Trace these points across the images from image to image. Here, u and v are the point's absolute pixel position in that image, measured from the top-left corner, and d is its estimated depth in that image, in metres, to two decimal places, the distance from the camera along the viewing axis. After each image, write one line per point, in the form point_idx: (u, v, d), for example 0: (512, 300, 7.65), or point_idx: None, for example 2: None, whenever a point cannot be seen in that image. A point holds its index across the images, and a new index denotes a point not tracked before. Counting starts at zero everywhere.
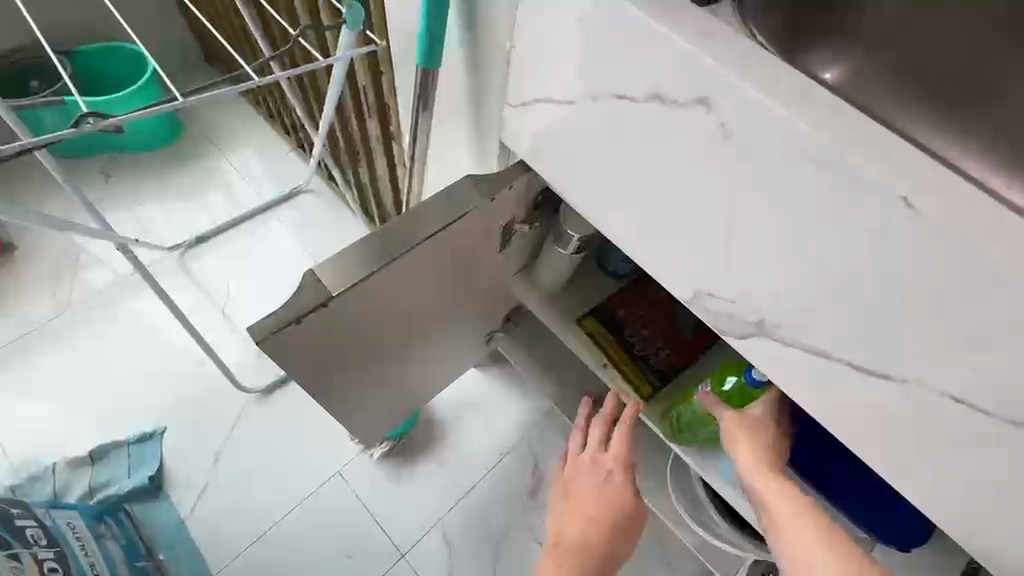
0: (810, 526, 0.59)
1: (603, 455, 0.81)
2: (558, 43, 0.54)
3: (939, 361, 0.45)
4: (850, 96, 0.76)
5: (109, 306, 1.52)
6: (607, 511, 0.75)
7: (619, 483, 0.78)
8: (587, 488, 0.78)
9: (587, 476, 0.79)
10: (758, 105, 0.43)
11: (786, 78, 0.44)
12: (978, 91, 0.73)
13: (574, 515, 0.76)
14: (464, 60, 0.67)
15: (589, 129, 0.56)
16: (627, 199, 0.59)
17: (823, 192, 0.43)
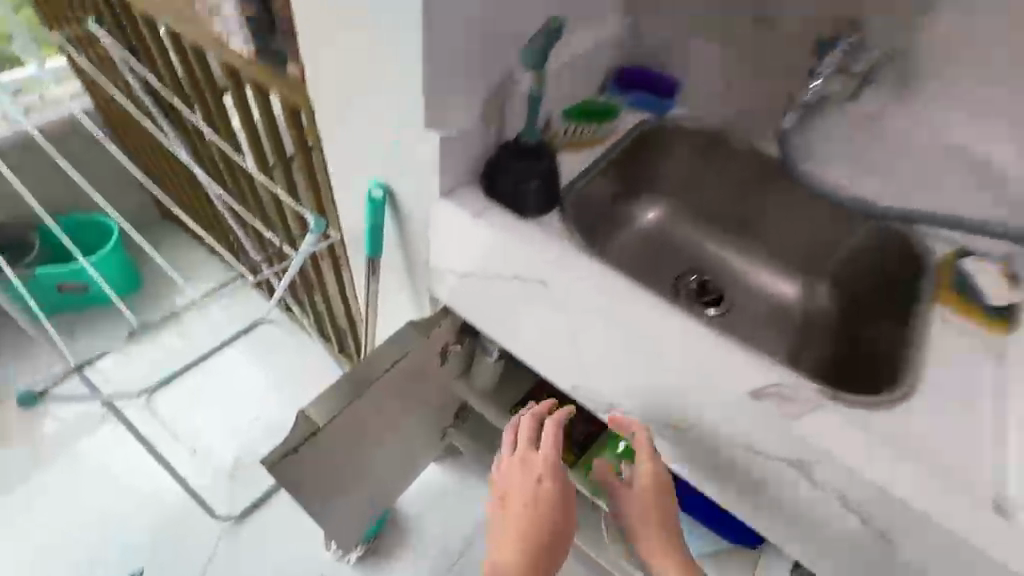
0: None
1: (535, 462, 0.86)
2: (458, 241, 0.83)
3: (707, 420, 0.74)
4: (668, 233, 1.12)
5: (82, 457, 1.62)
6: (535, 518, 0.81)
7: (546, 488, 0.83)
8: (518, 495, 0.83)
9: (521, 485, 0.84)
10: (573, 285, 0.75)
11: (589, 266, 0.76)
12: (743, 225, 1.10)
13: (507, 522, 0.81)
14: (398, 243, 0.95)
15: (486, 291, 0.85)
16: (518, 331, 0.86)
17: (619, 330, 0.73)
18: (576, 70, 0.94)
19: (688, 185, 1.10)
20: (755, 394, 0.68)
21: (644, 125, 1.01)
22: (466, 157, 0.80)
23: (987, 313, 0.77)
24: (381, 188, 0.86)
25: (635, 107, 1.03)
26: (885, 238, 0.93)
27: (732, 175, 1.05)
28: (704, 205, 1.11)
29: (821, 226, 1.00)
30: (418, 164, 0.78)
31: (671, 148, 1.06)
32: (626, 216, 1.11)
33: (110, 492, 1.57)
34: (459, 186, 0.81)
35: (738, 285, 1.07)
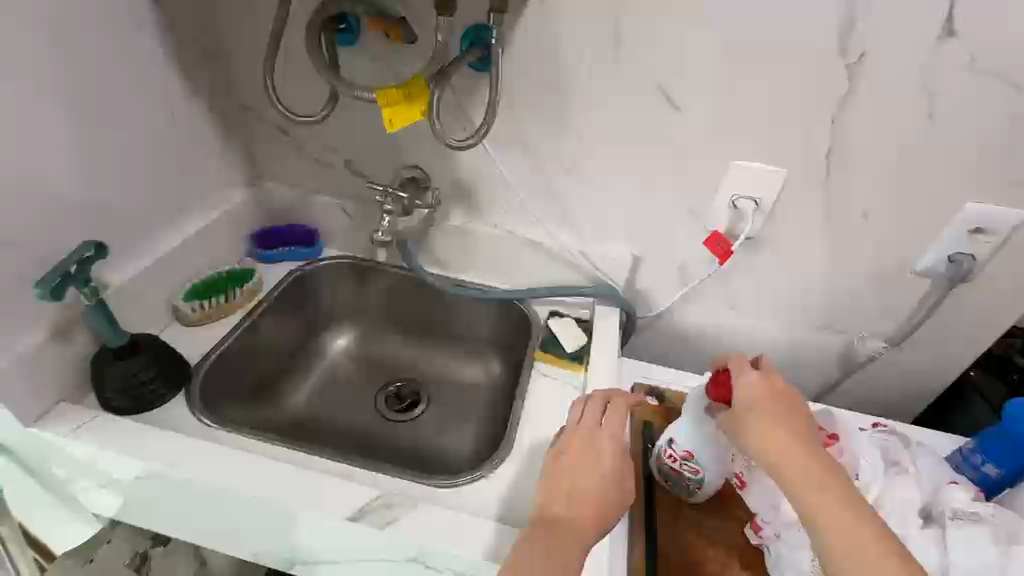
0: (813, 479, 0.64)
1: (601, 429, 0.77)
2: (72, 456, 0.80)
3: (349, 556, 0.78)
4: (355, 353, 1.22)
5: None
6: (596, 491, 0.71)
7: (607, 457, 0.74)
8: (578, 460, 0.74)
9: (584, 451, 0.75)
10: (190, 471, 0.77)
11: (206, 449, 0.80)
12: (414, 324, 1.23)
13: (560, 497, 0.71)
14: (25, 474, 0.87)
15: (123, 494, 0.82)
16: (171, 523, 0.83)
17: (246, 502, 0.76)
18: (189, 253, 1.00)
19: (364, 307, 1.22)
20: (354, 517, 0.74)
21: (293, 274, 1.13)
22: (47, 378, 0.79)
23: (563, 356, 1.00)
24: None
25: (274, 262, 1.14)
26: (508, 309, 1.14)
27: (387, 292, 1.20)
28: (381, 319, 1.23)
29: (469, 311, 1.18)
30: None
31: (331, 282, 1.19)
32: (318, 350, 1.19)
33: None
34: (56, 403, 0.81)
35: (429, 380, 1.19)
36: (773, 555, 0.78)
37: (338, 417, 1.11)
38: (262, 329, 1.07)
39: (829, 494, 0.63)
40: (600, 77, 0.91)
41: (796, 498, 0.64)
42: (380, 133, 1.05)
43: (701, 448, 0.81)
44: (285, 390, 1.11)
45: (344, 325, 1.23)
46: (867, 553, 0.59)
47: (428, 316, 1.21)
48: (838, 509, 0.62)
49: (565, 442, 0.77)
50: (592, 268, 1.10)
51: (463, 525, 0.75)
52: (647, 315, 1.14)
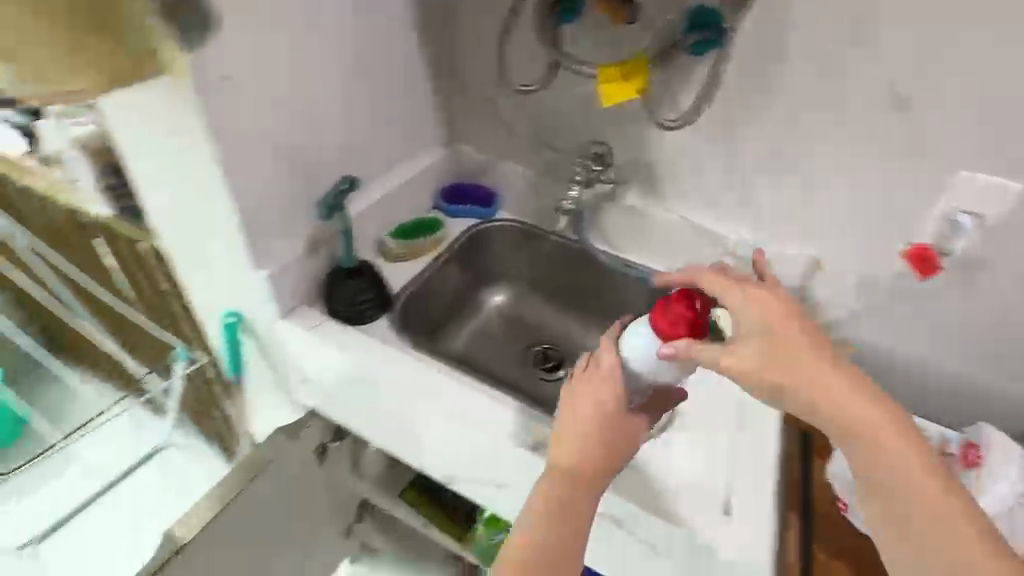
0: (871, 409, 0.58)
1: (601, 390, 0.71)
2: (302, 352, 0.97)
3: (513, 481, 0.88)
4: (510, 310, 1.32)
5: None
6: (595, 446, 0.68)
7: (609, 420, 0.70)
8: (576, 417, 0.70)
9: (586, 416, 0.70)
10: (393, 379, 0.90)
11: (408, 366, 0.93)
12: (568, 294, 1.29)
13: (563, 453, 0.69)
14: (257, 362, 1.06)
15: (332, 392, 0.98)
16: (363, 422, 0.98)
17: (436, 415, 0.89)
18: (396, 197, 1.15)
19: (523, 270, 1.31)
20: (534, 450, 0.84)
21: (470, 230, 1.24)
22: (295, 284, 0.96)
23: None
24: (234, 314, 0.99)
25: (457, 217, 1.26)
26: (664, 292, 1.16)
27: (547, 260, 1.28)
28: (537, 283, 1.31)
29: (625, 289, 1.21)
30: (255, 294, 0.94)
31: (498, 243, 1.28)
32: (478, 303, 1.31)
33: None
34: (296, 306, 0.98)
35: (575, 349, 1.26)
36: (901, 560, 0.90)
37: (491, 365, 1.24)
38: (439, 276, 1.19)
39: (880, 416, 0.58)
40: (822, 69, 0.88)
41: (833, 425, 0.59)
42: (576, 108, 1.11)
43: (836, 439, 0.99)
44: (450, 334, 1.24)
45: (503, 284, 1.33)
46: (924, 485, 0.55)
47: (583, 289, 1.26)
48: (888, 436, 0.57)
49: (563, 398, 0.72)
50: (764, 264, 1.09)
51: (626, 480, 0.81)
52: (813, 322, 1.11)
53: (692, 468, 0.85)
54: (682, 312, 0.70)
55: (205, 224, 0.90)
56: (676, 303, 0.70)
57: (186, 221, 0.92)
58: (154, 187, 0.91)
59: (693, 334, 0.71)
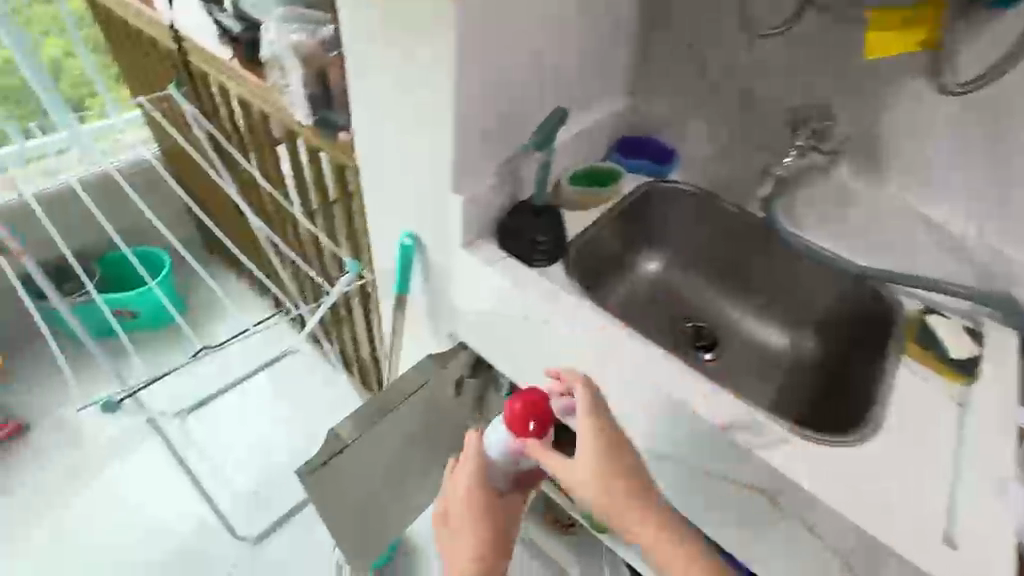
0: (649, 531, 0.70)
1: (471, 475, 0.89)
2: (476, 283, 0.95)
3: (685, 454, 0.82)
4: (663, 280, 1.22)
5: (115, 462, 1.79)
6: (479, 524, 0.88)
7: (475, 498, 0.88)
8: (460, 502, 0.89)
9: (461, 489, 0.90)
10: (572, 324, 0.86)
11: (586, 313, 0.88)
12: (734, 269, 1.18)
13: (462, 529, 0.88)
14: (422, 287, 1.07)
15: (498, 329, 0.97)
16: (523, 364, 0.96)
17: (613, 372, 0.84)
18: (580, 144, 1.10)
19: (688, 238, 1.21)
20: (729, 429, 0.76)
21: (644, 187, 1.14)
22: (484, 218, 0.93)
23: (945, 360, 0.86)
24: (411, 235, 1.00)
25: (633, 171, 1.17)
26: (861, 288, 1.01)
27: (720, 231, 1.16)
28: (699, 253, 1.21)
29: (810, 276, 1.08)
30: (444, 218, 0.92)
31: (669, 205, 1.18)
32: (631, 266, 1.21)
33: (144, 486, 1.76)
34: (478, 237, 0.94)
35: (731, 332, 1.17)
36: None
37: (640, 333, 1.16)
38: (604, 230, 1.10)
39: (664, 543, 0.70)
40: None
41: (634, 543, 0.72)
42: (806, 66, 0.99)
43: None
44: (601, 293, 1.16)
45: (662, 250, 1.22)
46: None
47: (755, 265, 1.15)
48: (677, 559, 0.70)
49: (448, 487, 0.92)
50: (1002, 275, 0.93)
51: (830, 480, 0.73)
52: None
53: (906, 488, 0.74)
54: (524, 409, 0.79)
55: (413, 142, 0.89)
56: (516, 403, 0.79)
57: (391, 136, 0.92)
58: (370, 98, 0.91)
59: (540, 436, 0.80)
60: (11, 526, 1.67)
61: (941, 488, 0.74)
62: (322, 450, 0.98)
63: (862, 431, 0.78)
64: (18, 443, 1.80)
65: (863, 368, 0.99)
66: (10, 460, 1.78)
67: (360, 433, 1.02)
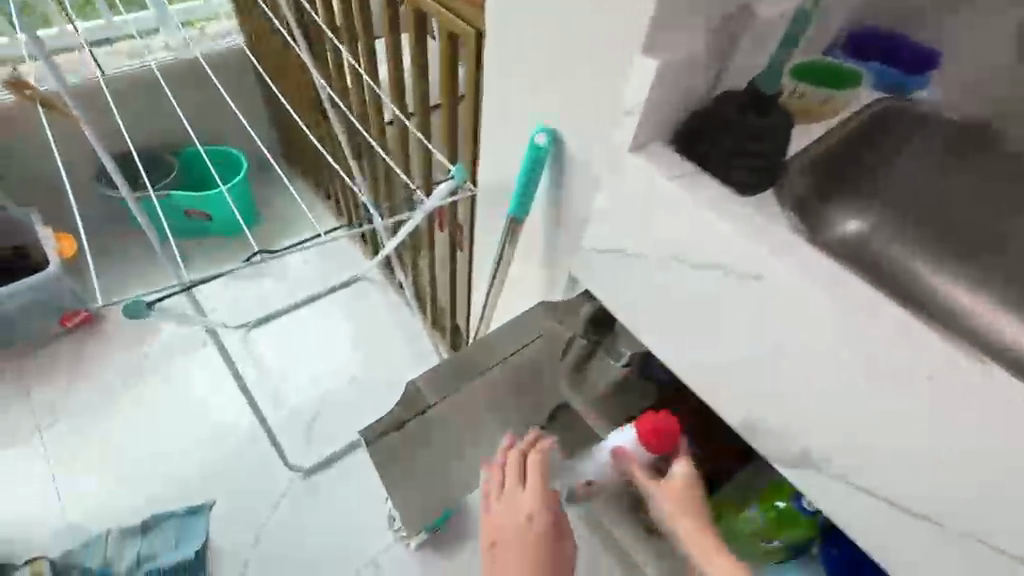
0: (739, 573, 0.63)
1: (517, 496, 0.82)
2: (640, 207, 0.64)
3: (957, 511, 0.51)
4: (862, 246, 0.83)
5: (177, 366, 1.73)
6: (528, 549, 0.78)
7: (531, 519, 0.80)
8: (505, 528, 0.81)
9: (506, 508, 0.83)
10: (797, 282, 0.54)
11: (820, 266, 0.54)
12: (986, 240, 0.79)
13: (499, 548, 0.80)
14: (546, 214, 0.81)
15: (654, 279, 0.67)
16: (683, 333, 0.67)
17: (856, 368, 0.53)
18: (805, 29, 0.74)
19: (917, 195, 0.84)
20: None
21: (886, 102, 0.78)
22: (669, 113, 0.62)
23: None
24: (547, 134, 0.71)
25: (879, 83, 0.80)
26: None
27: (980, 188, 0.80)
28: (928, 214, 0.83)
29: None
30: (610, 107, 0.62)
31: (906, 141, 0.82)
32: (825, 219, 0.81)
33: (200, 396, 1.68)
34: (653, 140, 0.62)
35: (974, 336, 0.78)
36: None
37: None
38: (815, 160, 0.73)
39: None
40: None
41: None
42: None
43: None
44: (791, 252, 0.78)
45: (871, 207, 0.85)
46: None
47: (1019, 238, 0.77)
48: None
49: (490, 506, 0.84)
50: None
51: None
52: None
53: None
54: (658, 425, 0.77)
55: None
56: (650, 415, 0.77)
57: None
58: None
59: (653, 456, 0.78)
60: (72, 415, 1.63)
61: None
62: (398, 408, 0.79)
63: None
64: (90, 332, 1.77)
65: None
66: (80, 348, 1.75)
67: (447, 392, 0.81)
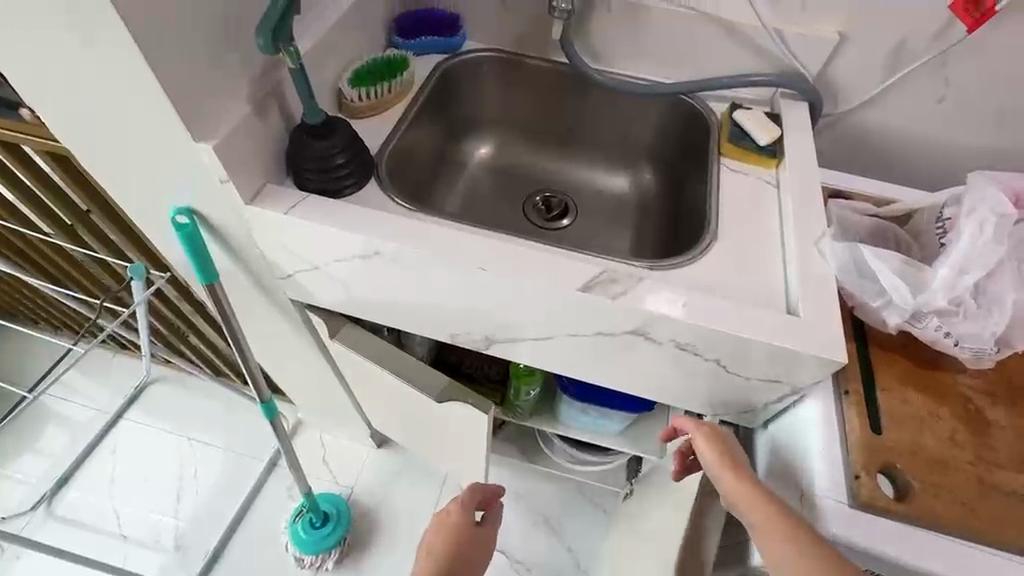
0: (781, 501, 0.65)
1: (470, 526, 0.93)
2: (283, 238, 0.79)
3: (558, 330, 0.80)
4: (498, 162, 1.17)
5: None
6: (466, 548, 0.90)
7: (465, 540, 0.91)
8: (450, 524, 0.92)
9: (450, 527, 0.92)
10: (397, 249, 0.74)
11: (411, 227, 0.76)
12: (563, 130, 1.16)
13: (435, 540, 0.90)
14: (234, 264, 0.91)
15: (332, 279, 0.84)
16: (376, 304, 0.86)
17: (461, 281, 0.75)
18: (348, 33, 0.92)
19: (504, 108, 1.15)
20: (586, 289, 0.71)
21: (440, 67, 1.04)
22: (259, 160, 0.76)
23: (752, 151, 0.90)
24: (185, 214, 0.79)
25: (422, 53, 1.05)
26: (675, 104, 1.05)
27: (534, 90, 1.12)
28: (521, 121, 1.16)
29: (625, 107, 1.10)
30: (205, 175, 0.73)
31: (476, 74, 1.10)
32: (462, 157, 1.15)
33: None
34: (260, 187, 0.77)
35: (577, 190, 1.16)
36: (954, 342, 0.69)
37: (488, 219, 1.12)
38: (413, 127, 1.02)
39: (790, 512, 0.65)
40: None
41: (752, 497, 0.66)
42: None
43: (890, 261, 0.70)
44: (438, 196, 1.10)
45: (486, 131, 1.17)
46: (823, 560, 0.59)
47: (573, 119, 1.14)
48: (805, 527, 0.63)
49: (435, 521, 0.94)
50: (784, 50, 0.96)
51: (699, 301, 0.71)
52: (833, 114, 1.03)
53: (745, 277, 0.76)
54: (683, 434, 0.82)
55: (114, 98, 0.67)
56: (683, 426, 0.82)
57: (80, 94, 0.68)
58: (11, 44, 0.65)
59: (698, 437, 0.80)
60: None
61: (784, 256, 0.78)
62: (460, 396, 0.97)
63: (711, 232, 0.81)
64: None
65: (696, 172, 1.02)
66: None
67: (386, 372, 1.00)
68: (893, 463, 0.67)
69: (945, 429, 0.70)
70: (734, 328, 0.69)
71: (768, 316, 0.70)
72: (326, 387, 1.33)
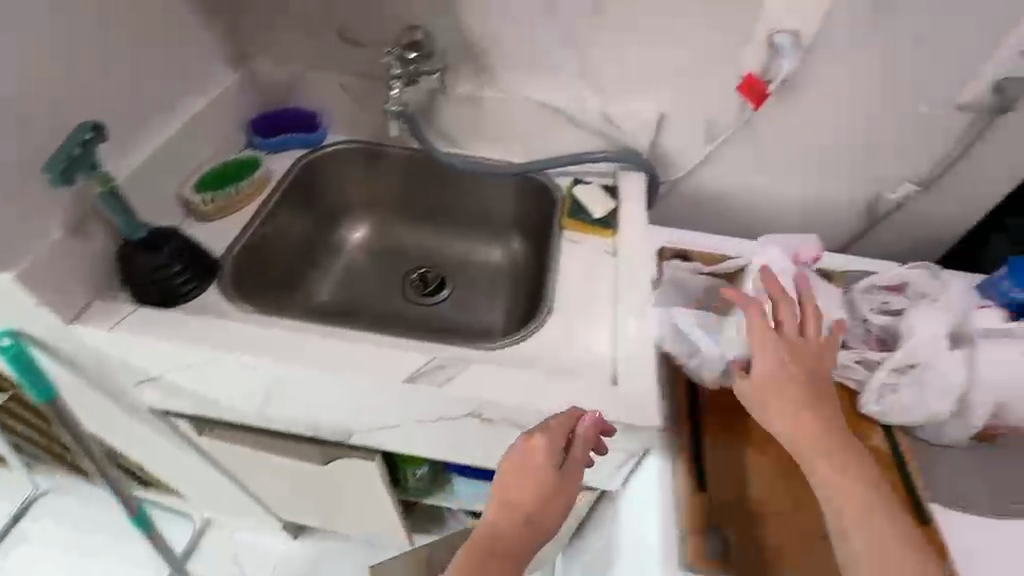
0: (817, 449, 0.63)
1: (554, 475, 0.64)
2: (114, 354, 0.78)
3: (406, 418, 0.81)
4: (374, 243, 1.20)
5: None
6: (544, 514, 0.63)
7: (540, 507, 0.63)
8: (521, 484, 0.64)
9: (518, 488, 0.63)
10: (229, 357, 0.75)
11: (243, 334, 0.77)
12: (433, 209, 1.21)
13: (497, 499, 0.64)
14: (78, 379, 0.89)
15: (176, 388, 0.83)
16: (226, 407, 0.85)
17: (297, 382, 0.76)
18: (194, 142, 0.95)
19: (374, 193, 1.20)
20: (412, 379, 0.73)
21: (299, 162, 1.09)
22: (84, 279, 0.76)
23: (588, 223, 0.97)
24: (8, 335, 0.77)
25: (280, 150, 1.09)
26: (529, 180, 1.12)
27: (398, 175, 1.17)
28: (392, 202, 1.21)
29: (486, 185, 1.16)
30: (18, 301, 0.72)
31: (340, 165, 1.14)
32: (336, 241, 1.18)
33: None
34: (89, 303, 0.78)
35: (452, 264, 1.20)
36: None
37: (364, 300, 1.13)
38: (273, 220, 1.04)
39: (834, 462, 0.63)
40: None
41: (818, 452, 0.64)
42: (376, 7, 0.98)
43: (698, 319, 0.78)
44: (310, 283, 1.11)
45: (360, 215, 1.21)
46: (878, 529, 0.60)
47: (440, 198, 1.19)
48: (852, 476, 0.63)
49: (505, 466, 0.65)
50: (614, 129, 1.06)
51: (525, 380, 0.74)
52: (671, 179, 1.13)
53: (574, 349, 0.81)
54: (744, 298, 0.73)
55: None
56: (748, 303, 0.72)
57: None
58: None
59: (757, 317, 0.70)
60: None
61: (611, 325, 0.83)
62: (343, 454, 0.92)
63: (545, 310, 0.86)
64: None
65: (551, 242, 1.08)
66: None
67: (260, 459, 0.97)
68: (717, 518, 0.70)
69: (766, 477, 0.74)
70: (556, 405, 0.72)
71: (588, 389, 0.74)
72: (217, 485, 1.28)
